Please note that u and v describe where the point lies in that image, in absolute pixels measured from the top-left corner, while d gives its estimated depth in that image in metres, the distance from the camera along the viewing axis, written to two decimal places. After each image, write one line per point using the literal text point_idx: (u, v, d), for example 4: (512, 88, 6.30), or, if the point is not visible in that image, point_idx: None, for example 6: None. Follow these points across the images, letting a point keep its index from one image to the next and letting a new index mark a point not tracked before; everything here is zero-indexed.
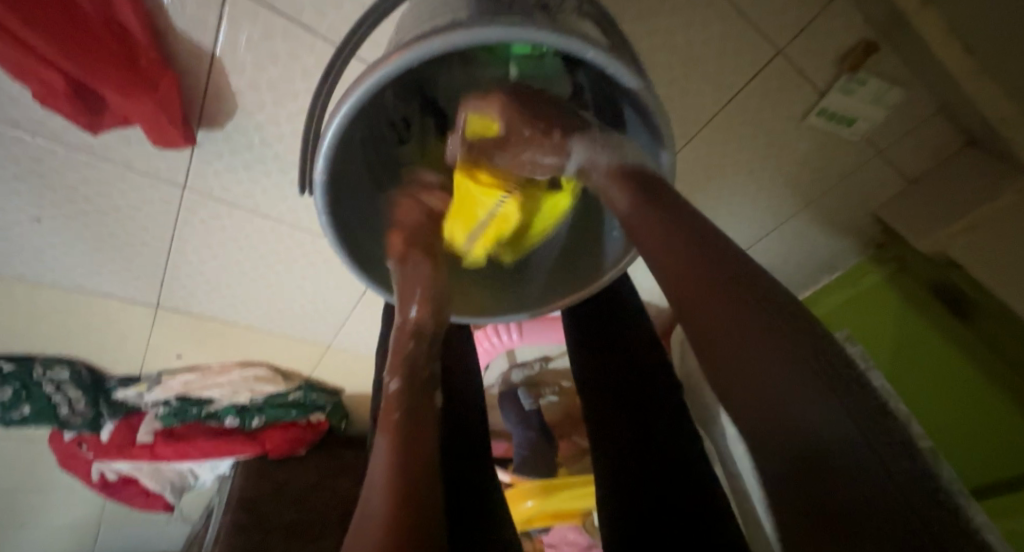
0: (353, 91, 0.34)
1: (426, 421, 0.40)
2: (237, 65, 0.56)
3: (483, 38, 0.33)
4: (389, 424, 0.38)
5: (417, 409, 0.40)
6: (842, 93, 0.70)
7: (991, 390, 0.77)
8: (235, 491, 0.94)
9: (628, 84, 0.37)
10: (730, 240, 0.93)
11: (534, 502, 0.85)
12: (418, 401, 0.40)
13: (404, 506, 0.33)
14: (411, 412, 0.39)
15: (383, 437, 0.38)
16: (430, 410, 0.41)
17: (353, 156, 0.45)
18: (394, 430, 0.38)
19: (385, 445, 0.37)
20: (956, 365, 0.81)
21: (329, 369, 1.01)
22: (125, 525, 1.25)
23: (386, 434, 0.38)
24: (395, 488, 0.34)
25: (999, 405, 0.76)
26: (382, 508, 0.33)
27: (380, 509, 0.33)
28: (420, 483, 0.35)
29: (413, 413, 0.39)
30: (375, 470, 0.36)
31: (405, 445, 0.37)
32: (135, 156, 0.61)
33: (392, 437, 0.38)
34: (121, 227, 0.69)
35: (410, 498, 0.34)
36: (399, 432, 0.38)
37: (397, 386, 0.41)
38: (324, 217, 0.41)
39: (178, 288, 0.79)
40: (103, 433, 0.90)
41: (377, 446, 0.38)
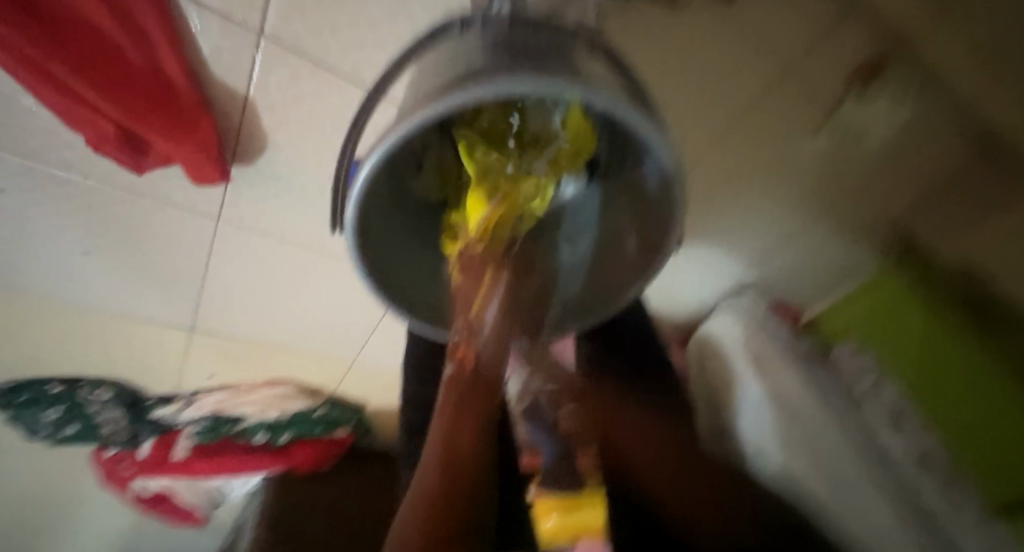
0: (383, 139, 0.37)
1: (473, 417, 0.45)
2: (269, 105, 0.60)
3: (501, 90, 0.36)
4: (444, 408, 0.45)
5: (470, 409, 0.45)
6: (850, 110, 0.71)
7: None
8: (265, 504, 0.98)
9: (637, 128, 0.39)
10: (743, 253, 0.94)
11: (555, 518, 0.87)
12: (475, 393, 0.46)
13: (449, 475, 0.40)
14: (462, 399, 0.46)
15: (438, 423, 0.44)
16: (482, 412, 0.46)
17: (379, 191, 0.48)
18: (449, 412, 0.45)
19: (439, 424, 0.44)
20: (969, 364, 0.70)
21: (353, 384, 1.04)
22: (160, 538, 1.29)
23: (442, 414, 0.45)
24: (446, 457, 0.41)
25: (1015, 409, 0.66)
26: (430, 475, 0.41)
27: (431, 474, 0.41)
28: (468, 470, 0.41)
29: (465, 402, 0.46)
30: (431, 437, 0.44)
31: (457, 427, 0.44)
32: (174, 190, 0.65)
33: (447, 419, 0.44)
34: (159, 257, 0.73)
35: (457, 473, 0.41)
36: (454, 416, 0.44)
37: (454, 369, 0.48)
38: (353, 252, 0.43)
39: (211, 312, 0.83)
40: (142, 449, 0.94)
41: (433, 423, 0.45)
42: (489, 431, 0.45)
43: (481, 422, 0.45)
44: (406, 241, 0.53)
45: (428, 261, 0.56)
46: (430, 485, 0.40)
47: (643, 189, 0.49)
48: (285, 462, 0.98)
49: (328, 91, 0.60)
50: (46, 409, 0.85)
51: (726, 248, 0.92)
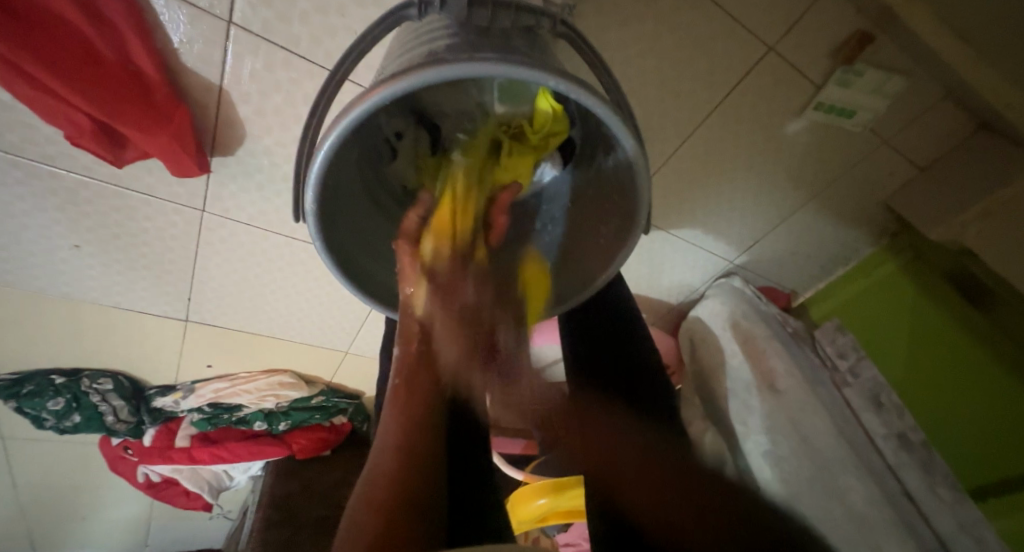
0: (336, 125, 0.37)
1: (426, 402, 0.45)
2: (243, 95, 0.60)
3: (451, 74, 0.36)
4: (398, 391, 0.45)
5: (419, 393, 0.45)
6: (839, 85, 0.69)
7: (992, 369, 0.76)
8: (265, 493, 1.00)
9: (594, 109, 0.38)
10: (733, 236, 0.92)
11: (545, 500, 0.85)
12: (426, 376, 0.47)
13: (403, 458, 0.40)
14: (413, 383, 0.46)
15: (391, 408, 0.44)
16: (435, 399, 0.46)
17: (346, 179, 0.48)
18: (405, 395, 0.45)
19: (394, 407, 0.44)
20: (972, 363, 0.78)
21: (349, 373, 1.05)
22: (170, 523, 1.33)
23: (397, 398, 0.45)
24: (400, 441, 0.41)
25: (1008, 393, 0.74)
26: (385, 457, 0.40)
27: (385, 456, 0.40)
28: (421, 451, 0.41)
29: (415, 388, 0.46)
30: (386, 422, 0.43)
31: (411, 409, 0.44)
32: (158, 183, 0.66)
33: (400, 404, 0.44)
34: (149, 249, 0.74)
35: (408, 458, 0.40)
36: (408, 401, 0.45)
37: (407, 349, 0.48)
38: (318, 239, 0.43)
39: (204, 303, 0.85)
40: (145, 438, 0.98)
41: (387, 408, 0.45)
42: (440, 421, 0.45)
43: (432, 407, 0.45)
44: (378, 227, 0.53)
45: None
46: (383, 469, 0.39)
47: (615, 172, 0.48)
48: (284, 449, 1.01)
49: (301, 79, 0.60)
50: (50, 398, 0.88)
51: (716, 231, 0.91)
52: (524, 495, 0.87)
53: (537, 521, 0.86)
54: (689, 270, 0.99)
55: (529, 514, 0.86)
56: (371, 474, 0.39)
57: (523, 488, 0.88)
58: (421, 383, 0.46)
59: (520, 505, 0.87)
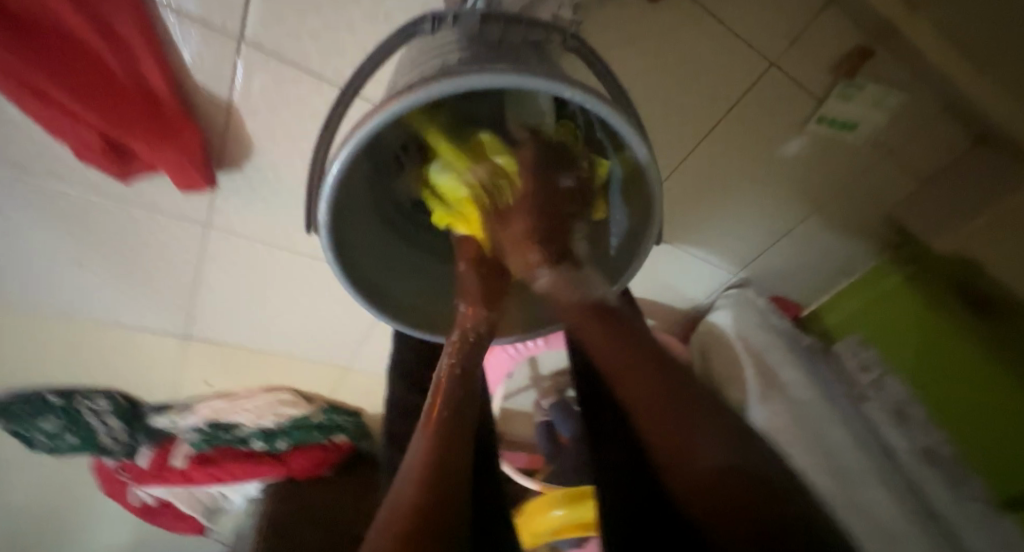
0: (352, 136, 0.37)
1: (459, 433, 0.43)
2: (252, 110, 0.60)
3: (467, 85, 0.36)
4: (432, 421, 0.43)
5: (453, 422, 0.43)
6: (840, 100, 0.70)
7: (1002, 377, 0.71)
8: (263, 513, 0.97)
9: (609, 119, 0.38)
10: (737, 248, 0.93)
11: (562, 512, 0.82)
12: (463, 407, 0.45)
13: (430, 492, 0.37)
14: (449, 410, 0.44)
15: (423, 436, 0.42)
16: (467, 430, 0.44)
17: (358, 192, 0.48)
18: (436, 425, 0.43)
19: (424, 437, 0.42)
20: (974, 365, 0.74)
21: (351, 390, 1.04)
22: (166, 547, 1.29)
23: (427, 429, 0.42)
24: (431, 471, 0.39)
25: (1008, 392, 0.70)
26: (410, 488, 0.38)
27: (411, 485, 0.38)
28: (449, 484, 0.39)
29: (451, 419, 0.43)
30: (414, 452, 0.41)
31: (448, 442, 0.41)
32: (162, 198, 0.66)
33: (431, 434, 0.42)
34: (151, 265, 0.74)
35: (436, 491, 0.38)
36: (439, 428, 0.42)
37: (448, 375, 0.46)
38: (330, 252, 0.43)
39: (205, 320, 0.84)
40: (139, 459, 0.94)
41: (418, 438, 0.42)
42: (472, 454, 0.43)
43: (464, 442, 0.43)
44: (388, 240, 0.53)
45: (413, 261, 0.55)
46: (406, 503, 0.37)
47: (626, 182, 0.48)
48: (283, 469, 0.94)
49: (310, 95, 0.60)
50: (44, 419, 0.86)
51: (719, 244, 0.91)
52: (540, 507, 0.84)
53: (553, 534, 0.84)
54: (692, 283, 0.99)
55: (546, 527, 0.83)
56: (396, 505, 0.37)
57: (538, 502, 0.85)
58: (456, 412, 0.44)
59: (534, 516, 0.84)
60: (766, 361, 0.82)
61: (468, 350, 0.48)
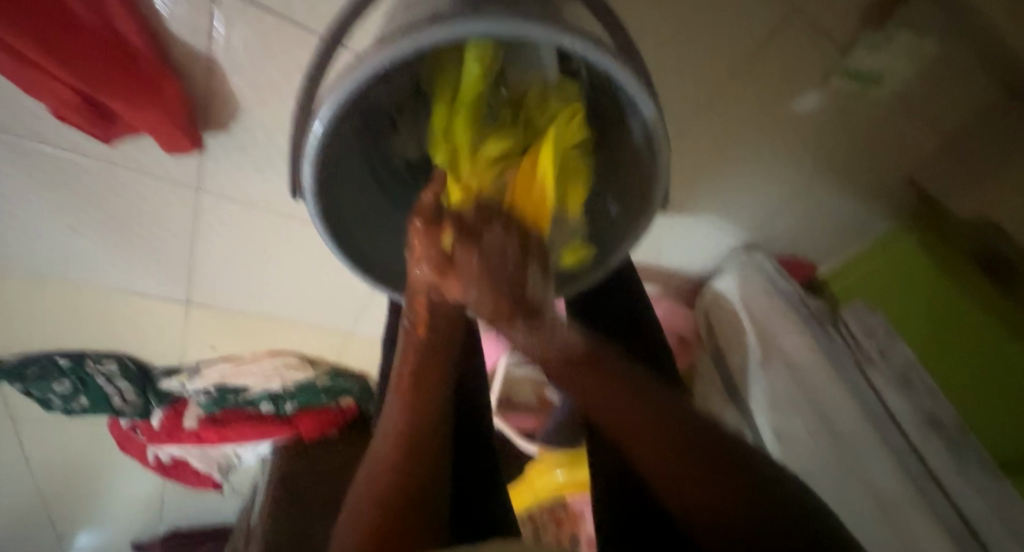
0: (333, 92, 0.35)
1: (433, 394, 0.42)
2: (236, 66, 0.57)
3: (458, 34, 0.32)
4: (402, 381, 0.43)
5: (427, 379, 0.43)
6: (867, 50, 0.65)
7: (1001, 336, 0.73)
8: (274, 473, 1.00)
9: (611, 71, 0.35)
10: (748, 210, 0.89)
11: (563, 472, 0.84)
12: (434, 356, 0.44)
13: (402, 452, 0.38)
14: (418, 374, 0.43)
15: (394, 403, 0.42)
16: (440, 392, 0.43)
17: (346, 155, 0.45)
18: (406, 388, 0.42)
19: (397, 401, 0.42)
20: (981, 329, 0.75)
21: (354, 353, 1.04)
22: (183, 501, 1.35)
23: (399, 388, 0.42)
24: (405, 437, 0.39)
25: (1009, 345, 0.72)
26: (384, 455, 0.38)
27: (383, 454, 0.38)
28: (419, 446, 0.39)
29: (426, 376, 0.43)
30: (387, 414, 0.41)
31: (417, 399, 0.41)
32: (151, 160, 0.64)
33: (404, 399, 0.41)
34: (145, 229, 0.72)
35: (408, 451, 0.38)
36: (409, 392, 0.42)
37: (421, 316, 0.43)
38: (316, 217, 0.41)
39: (205, 284, 0.83)
40: (154, 419, 0.96)
41: (391, 401, 0.42)
42: (444, 413, 0.42)
43: (435, 407, 0.42)
44: (382, 207, 0.51)
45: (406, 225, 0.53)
46: (379, 477, 0.37)
47: (630, 139, 0.45)
48: (291, 431, 1.00)
49: (297, 50, 0.56)
50: (56, 381, 0.88)
51: (728, 206, 0.88)
52: (541, 466, 0.86)
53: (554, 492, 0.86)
54: (699, 247, 0.96)
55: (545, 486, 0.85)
56: (369, 471, 0.38)
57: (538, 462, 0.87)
58: (429, 367, 0.43)
59: (536, 476, 0.86)
60: (774, 326, 0.81)
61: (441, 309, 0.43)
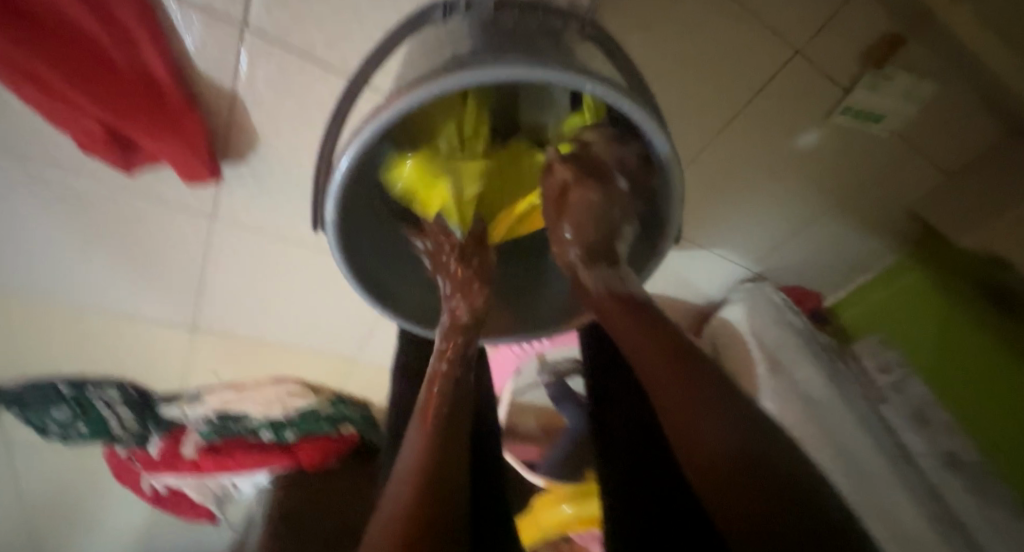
0: (361, 133, 0.35)
1: (456, 430, 0.39)
2: (257, 100, 0.58)
3: (485, 79, 0.33)
4: (423, 412, 0.40)
5: (453, 412, 0.40)
6: (868, 89, 0.68)
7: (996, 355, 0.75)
8: (273, 504, 0.98)
9: (631, 114, 0.36)
10: (753, 243, 0.91)
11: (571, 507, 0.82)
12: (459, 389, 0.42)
13: (426, 492, 0.34)
14: (445, 407, 0.40)
15: (415, 435, 0.38)
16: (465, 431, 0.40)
17: (365, 190, 0.46)
18: (431, 422, 0.39)
19: (418, 437, 0.38)
20: (976, 349, 0.78)
21: (359, 381, 1.04)
22: (176, 533, 1.31)
23: (420, 420, 0.39)
24: (427, 470, 0.36)
25: (1002, 368, 0.74)
26: (406, 490, 0.34)
27: (405, 487, 0.35)
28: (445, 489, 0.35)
29: (451, 409, 0.40)
30: (407, 446, 0.38)
31: (442, 434, 0.38)
32: (168, 189, 0.64)
33: (425, 431, 0.38)
34: (157, 256, 0.73)
35: (432, 494, 0.34)
36: (436, 429, 0.38)
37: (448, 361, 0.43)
38: (337, 251, 0.42)
39: (212, 311, 0.83)
40: (151, 448, 0.94)
41: (411, 437, 0.39)
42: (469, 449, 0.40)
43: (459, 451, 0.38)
44: (399, 239, 0.52)
45: (420, 257, 0.54)
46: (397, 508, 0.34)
47: (646, 176, 0.45)
48: (291, 460, 0.96)
49: (317, 85, 0.58)
50: (57, 408, 0.87)
51: (733, 239, 0.89)
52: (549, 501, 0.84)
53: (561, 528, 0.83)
54: (704, 278, 0.97)
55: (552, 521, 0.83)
56: (387, 507, 0.34)
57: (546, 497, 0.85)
58: (455, 399, 0.41)
59: (543, 509, 0.84)
60: (780, 358, 0.81)
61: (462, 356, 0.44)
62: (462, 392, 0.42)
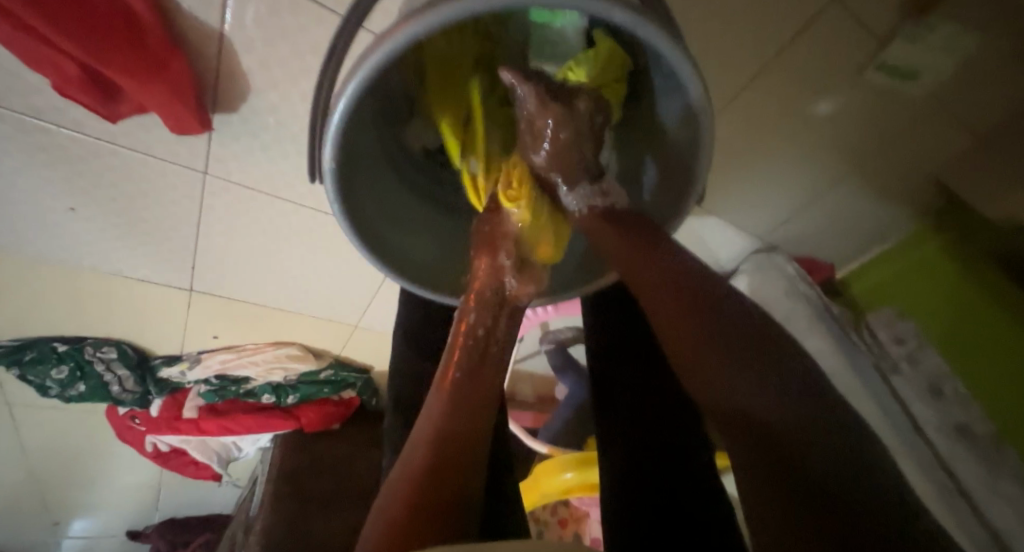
0: (358, 70, 0.32)
1: (478, 393, 0.39)
2: (247, 43, 0.54)
3: (497, 4, 0.29)
4: (445, 379, 0.39)
5: (474, 372, 0.39)
6: (906, 42, 0.63)
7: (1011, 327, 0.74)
8: (275, 465, 0.99)
9: (660, 50, 0.33)
10: (770, 209, 0.87)
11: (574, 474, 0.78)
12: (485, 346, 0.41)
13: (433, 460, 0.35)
14: (468, 373, 0.39)
15: (435, 397, 0.39)
16: (487, 392, 0.39)
17: (365, 140, 0.43)
18: (451, 386, 0.39)
19: (439, 397, 0.38)
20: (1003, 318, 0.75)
21: (359, 346, 1.02)
22: (181, 490, 1.33)
23: (442, 385, 0.39)
24: (441, 439, 0.36)
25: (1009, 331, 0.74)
26: (418, 456, 0.36)
27: (420, 447, 0.36)
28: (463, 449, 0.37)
29: (471, 373, 0.39)
30: (426, 408, 0.38)
31: (461, 400, 0.38)
32: (155, 141, 0.61)
33: (445, 394, 0.38)
34: (148, 213, 0.70)
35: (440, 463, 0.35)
36: (457, 391, 0.38)
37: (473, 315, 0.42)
38: (335, 203, 0.39)
39: (208, 272, 0.81)
40: (153, 407, 0.96)
41: (431, 397, 0.39)
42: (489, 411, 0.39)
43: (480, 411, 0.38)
44: (402, 195, 0.49)
45: (423, 216, 0.51)
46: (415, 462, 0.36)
47: (667, 126, 0.42)
48: (292, 423, 0.99)
49: (312, 28, 0.54)
50: (54, 368, 0.85)
51: (749, 205, 0.86)
52: (550, 468, 0.80)
53: (563, 493, 0.80)
54: (716, 247, 0.94)
55: (555, 488, 0.79)
56: (404, 462, 0.37)
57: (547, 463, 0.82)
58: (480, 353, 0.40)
59: (544, 477, 0.81)
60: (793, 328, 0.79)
61: (492, 308, 0.42)
62: (485, 349, 0.41)
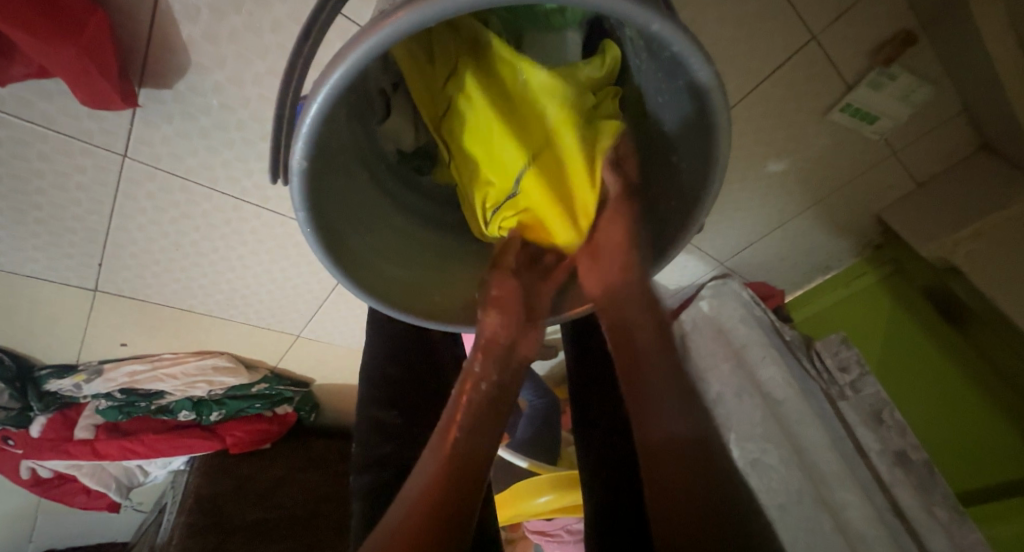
0: (343, 59, 0.25)
1: (479, 438, 0.37)
2: (188, 9, 0.45)
3: None
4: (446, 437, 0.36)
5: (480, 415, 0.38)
6: (870, 88, 0.65)
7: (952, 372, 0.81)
8: (191, 490, 0.88)
9: (697, 73, 0.28)
10: (733, 235, 0.88)
11: (549, 499, 0.64)
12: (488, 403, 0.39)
13: (433, 520, 0.31)
14: (472, 429, 0.37)
15: (432, 454, 0.35)
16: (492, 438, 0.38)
17: (340, 135, 0.36)
18: (451, 449, 0.35)
19: (437, 451, 0.35)
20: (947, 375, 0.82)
21: (299, 358, 0.92)
22: (68, 516, 1.15)
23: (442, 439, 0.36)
24: (435, 492, 0.33)
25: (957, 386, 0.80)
26: (412, 513, 0.32)
27: (409, 507, 0.32)
28: (454, 504, 0.33)
29: (474, 430, 0.37)
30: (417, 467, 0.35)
31: (458, 460, 0.35)
32: (60, 113, 0.50)
33: (442, 459, 0.35)
34: (41, 198, 0.57)
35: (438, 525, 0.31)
36: (456, 449, 0.35)
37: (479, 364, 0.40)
38: (301, 210, 0.32)
39: (118, 271, 0.69)
40: (33, 427, 0.82)
41: (421, 460, 0.35)
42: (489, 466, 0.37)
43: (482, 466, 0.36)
44: (375, 202, 0.42)
45: (397, 225, 0.44)
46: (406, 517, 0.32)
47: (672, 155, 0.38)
48: (216, 443, 0.89)
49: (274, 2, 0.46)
50: None
51: (714, 230, 0.86)
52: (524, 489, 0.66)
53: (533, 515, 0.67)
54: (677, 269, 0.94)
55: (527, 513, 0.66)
56: (387, 524, 0.32)
57: (525, 481, 0.69)
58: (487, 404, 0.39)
59: (516, 499, 0.67)
60: (751, 354, 0.79)
61: (502, 362, 0.41)
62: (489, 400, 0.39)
